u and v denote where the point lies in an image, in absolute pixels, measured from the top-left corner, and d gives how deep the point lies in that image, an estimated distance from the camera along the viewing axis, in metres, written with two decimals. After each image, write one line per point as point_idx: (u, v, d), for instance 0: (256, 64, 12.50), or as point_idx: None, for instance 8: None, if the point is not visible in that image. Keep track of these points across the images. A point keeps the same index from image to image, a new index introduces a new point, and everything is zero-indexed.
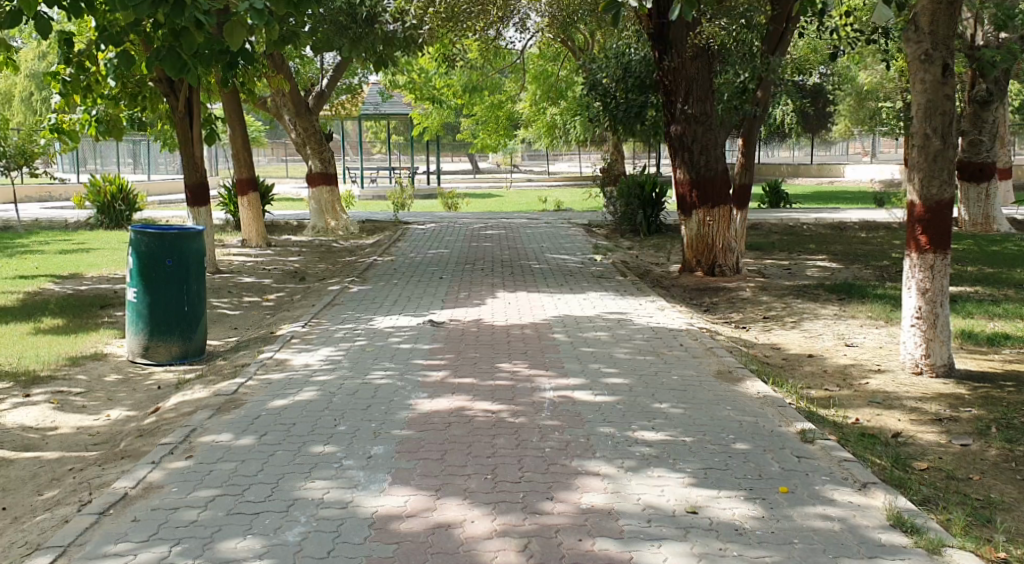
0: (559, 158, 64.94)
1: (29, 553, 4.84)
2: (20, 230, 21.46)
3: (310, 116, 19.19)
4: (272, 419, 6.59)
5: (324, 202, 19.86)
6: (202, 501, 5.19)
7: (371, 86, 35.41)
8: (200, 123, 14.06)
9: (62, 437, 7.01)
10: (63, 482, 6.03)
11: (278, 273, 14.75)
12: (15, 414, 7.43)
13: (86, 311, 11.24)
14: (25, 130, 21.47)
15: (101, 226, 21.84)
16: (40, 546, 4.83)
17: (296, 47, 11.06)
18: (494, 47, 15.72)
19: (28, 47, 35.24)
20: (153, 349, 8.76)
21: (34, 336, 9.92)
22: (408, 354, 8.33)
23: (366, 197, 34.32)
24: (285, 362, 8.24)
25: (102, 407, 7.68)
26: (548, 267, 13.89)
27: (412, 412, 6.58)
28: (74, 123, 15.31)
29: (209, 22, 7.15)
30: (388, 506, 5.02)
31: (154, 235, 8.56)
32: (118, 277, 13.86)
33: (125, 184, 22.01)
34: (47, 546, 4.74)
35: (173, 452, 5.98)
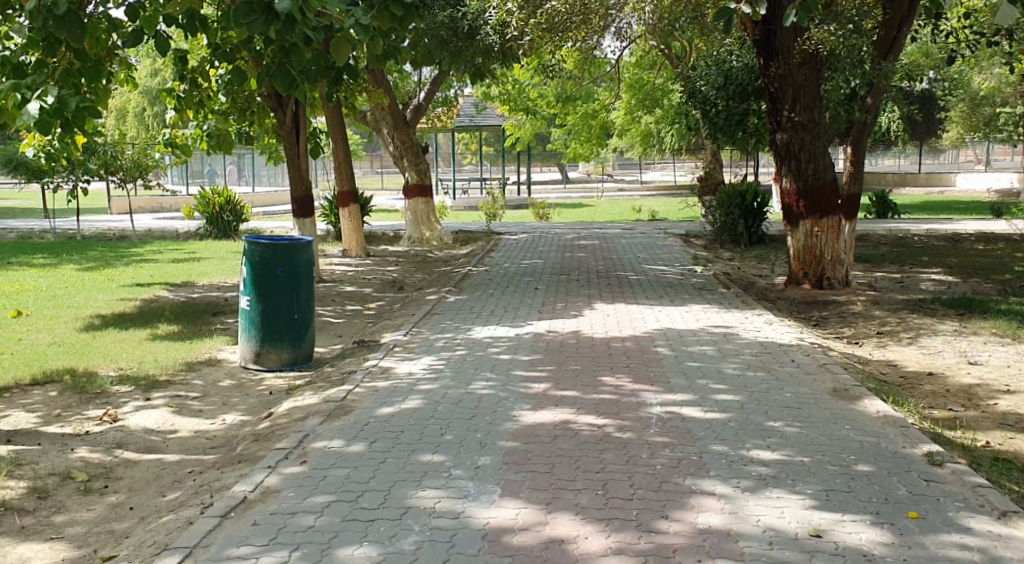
0: (651, 169, 64.56)
1: (156, 552, 5.01)
2: (134, 240, 22.24)
3: (407, 129, 19.36)
4: (381, 426, 6.67)
5: (419, 213, 20.11)
6: (318, 507, 5.29)
7: (467, 98, 35.79)
8: (306, 138, 14.38)
9: (181, 440, 7.26)
10: (183, 485, 6.24)
11: (377, 282, 14.99)
12: (138, 417, 7.70)
13: (199, 317, 11.60)
14: (141, 144, 22.24)
15: (209, 237, 22.50)
16: (167, 546, 5.00)
17: (396, 60, 11.26)
18: (589, 57, 15.85)
19: (141, 63, 36.83)
20: (265, 355, 8.99)
21: (152, 342, 10.25)
22: (509, 365, 8.33)
23: (457, 207, 34.68)
24: (389, 371, 8.33)
25: (218, 411, 7.91)
26: (649, 278, 13.74)
27: (517, 423, 6.58)
28: (188, 138, 15.81)
29: (318, 38, 7.27)
30: (499, 518, 5.02)
31: (267, 245, 8.74)
32: (227, 285, 14.28)
33: (233, 196, 22.66)
34: (174, 547, 4.91)
35: (288, 457, 6.12)
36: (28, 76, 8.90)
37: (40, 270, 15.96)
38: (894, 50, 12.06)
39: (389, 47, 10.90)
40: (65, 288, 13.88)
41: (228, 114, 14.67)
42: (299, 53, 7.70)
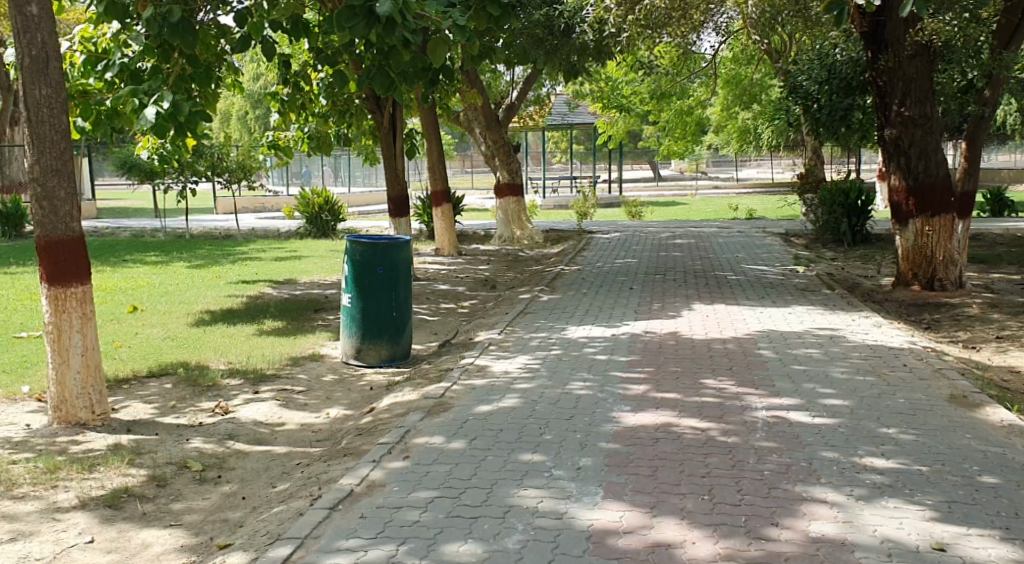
0: (746, 166, 63.45)
1: (268, 543, 5.15)
2: (238, 239, 22.87)
3: (501, 128, 19.57)
4: (481, 424, 6.72)
5: (509, 211, 20.15)
6: (423, 502, 5.36)
7: (561, 97, 35.75)
8: (403, 138, 14.60)
9: (288, 433, 7.46)
10: (291, 479, 6.41)
11: (471, 281, 15.09)
12: (247, 409, 7.93)
13: (302, 313, 11.87)
14: (245, 146, 22.85)
15: (309, 236, 22.98)
16: (278, 536, 5.15)
17: (491, 59, 11.33)
18: (685, 52, 15.71)
19: (244, 66, 37.84)
20: (364, 351, 9.12)
21: (259, 337, 10.53)
22: (608, 365, 8.30)
23: (548, 206, 34.69)
24: (486, 369, 8.38)
25: (323, 405, 8.09)
26: (748, 278, 13.52)
27: (618, 424, 6.55)
28: (290, 140, 16.20)
29: (416, 40, 7.36)
30: (604, 520, 5.01)
31: (368, 243, 8.90)
32: (328, 283, 14.59)
33: (331, 197, 23.11)
34: (285, 538, 5.05)
35: (391, 452, 6.21)
36: (146, 82, 9.29)
37: (151, 267, 16.55)
38: (1016, 38, 11.65)
39: (485, 46, 10.98)
40: (175, 285, 14.37)
41: (327, 116, 14.97)
42: (397, 56, 7.81)
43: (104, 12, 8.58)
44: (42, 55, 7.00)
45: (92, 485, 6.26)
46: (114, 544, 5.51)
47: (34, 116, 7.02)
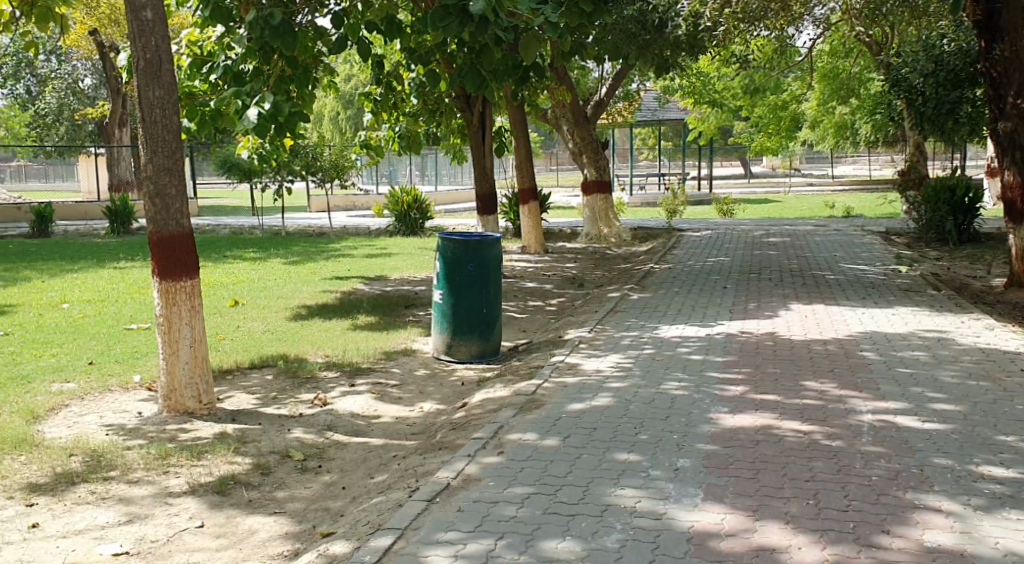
0: (841, 163, 61.97)
1: (369, 532, 5.23)
2: (330, 236, 23.27)
3: (587, 125, 19.54)
4: (574, 421, 6.70)
5: (597, 209, 20.04)
6: (519, 497, 5.37)
7: (652, 93, 35.44)
8: (492, 136, 14.73)
9: (384, 426, 7.56)
10: (389, 470, 6.51)
11: (559, 279, 15.06)
12: (344, 401, 8.07)
13: (393, 309, 12.01)
14: (338, 146, 23.21)
15: (398, 233, 23.25)
16: (379, 527, 5.22)
17: (581, 55, 11.29)
18: (781, 45, 15.43)
19: (338, 67, 38.46)
20: (455, 347, 9.19)
21: (352, 331, 10.70)
22: (703, 365, 8.19)
23: (637, 204, 34.43)
24: (578, 367, 8.34)
25: (416, 399, 8.18)
26: (846, 278, 13.19)
27: (716, 426, 6.46)
28: (381, 139, 16.42)
29: (508, 39, 7.37)
30: (705, 521, 4.94)
31: (458, 241, 8.94)
32: (418, 279, 14.74)
33: (420, 195, 23.31)
34: (385, 528, 5.12)
35: (486, 447, 6.24)
36: (247, 84, 9.54)
37: (250, 263, 16.96)
38: None
39: (575, 42, 10.95)
40: (273, 280, 14.71)
41: (418, 116, 15.12)
42: (489, 55, 7.84)
43: (208, 16, 8.82)
44: (155, 57, 7.23)
45: (201, 472, 6.48)
46: (223, 530, 5.71)
47: (147, 116, 7.27)
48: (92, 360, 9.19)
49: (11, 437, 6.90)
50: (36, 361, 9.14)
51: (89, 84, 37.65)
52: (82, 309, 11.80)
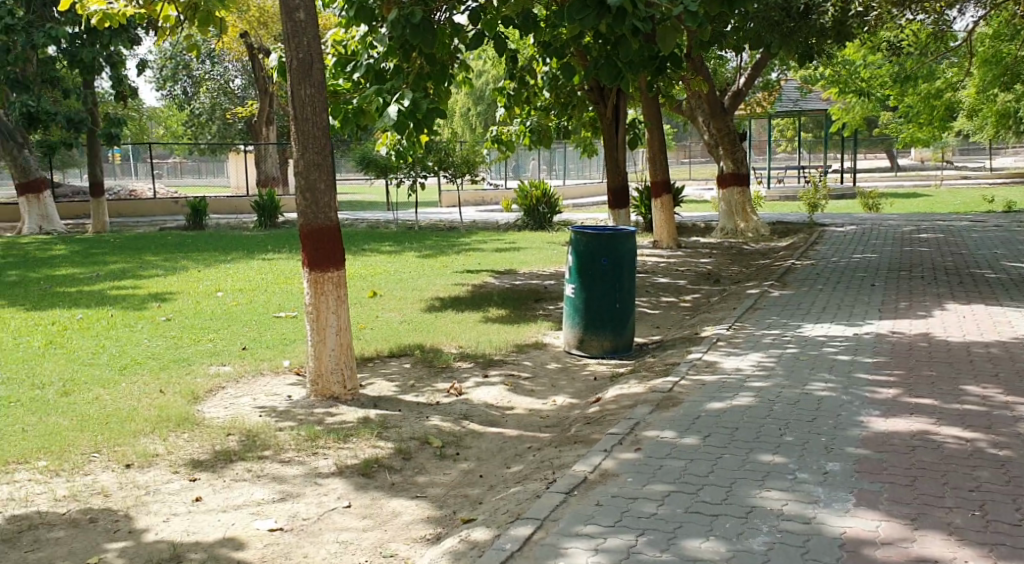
0: (997, 155, 58.84)
1: (510, 521, 5.30)
2: (460, 230, 23.58)
3: (724, 116, 18.97)
4: (714, 420, 6.61)
5: (734, 203, 19.67)
6: (659, 495, 5.35)
7: (793, 84, 34.48)
8: (626, 130, 14.65)
9: (518, 417, 7.64)
10: (525, 461, 6.59)
11: (693, 274, 14.86)
12: (479, 392, 8.19)
13: (523, 303, 12.09)
14: (470, 142, 23.43)
15: (526, 227, 23.36)
16: (518, 516, 5.29)
17: (721, 44, 11.04)
18: (939, 27, 14.72)
19: (473, 62, 38.87)
20: (587, 341, 9.18)
21: (483, 323, 10.82)
22: (851, 366, 7.95)
23: (775, 198, 33.60)
24: (717, 365, 8.21)
25: (549, 392, 8.23)
26: (1005, 277, 12.55)
27: (867, 430, 6.26)
28: (512, 133, 16.49)
29: (646, 28, 7.26)
30: (858, 528, 4.82)
31: (592, 234, 8.90)
32: (547, 273, 14.79)
33: (548, 189, 23.33)
34: (525, 518, 5.18)
35: (623, 443, 6.23)
36: (388, 82, 9.75)
37: (385, 256, 17.37)
38: None
39: (715, 32, 10.72)
40: (407, 273, 15.02)
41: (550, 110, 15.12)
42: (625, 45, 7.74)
43: (353, 15, 9.04)
44: (308, 57, 7.47)
45: (347, 454, 6.71)
46: (369, 511, 5.89)
47: (299, 114, 7.52)
48: (246, 346, 9.59)
49: (174, 415, 7.32)
50: (195, 345, 9.61)
51: (240, 84, 39.78)
52: (235, 297, 12.33)
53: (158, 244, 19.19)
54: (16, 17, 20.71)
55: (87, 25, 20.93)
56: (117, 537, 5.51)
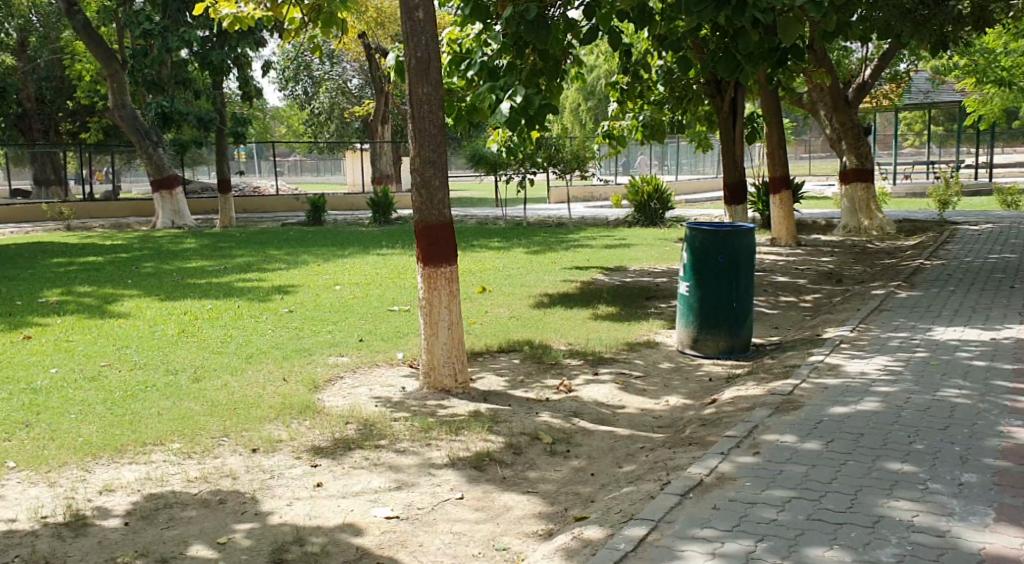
0: None
1: (625, 521, 5.27)
2: (570, 226, 23.55)
3: (848, 111, 18.61)
4: (837, 425, 6.42)
5: (857, 200, 19.10)
6: (780, 500, 5.24)
7: (921, 75, 33.19)
8: (743, 124, 14.36)
9: (630, 416, 7.58)
10: (638, 460, 6.54)
11: (813, 274, 14.49)
12: (590, 389, 8.16)
13: (635, 300, 11.99)
14: (581, 137, 23.30)
15: (637, 223, 23.17)
16: (633, 516, 5.25)
17: (847, 35, 10.68)
18: None
19: (586, 57, 38.67)
20: (702, 341, 9.05)
21: (594, 321, 10.78)
22: (985, 373, 7.62)
23: (898, 194, 32.46)
24: (839, 367, 7.98)
25: (662, 392, 8.14)
26: None
27: (1004, 441, 5.99)
28: (624, 128, 16.35)
29: (767, 20, 7.09)
30: (997, 545, 4.64)
31: (709, 232, 8.75)
32: (659, 271, 14.64)
33: (660, 184, 23.06)
34: (640, 518, 5.14)
35: (740, 446, 6.11)
36: (502, 78, 9.79)
37: (495, 252, 17.48)
38: None
39: (840, 23, 10.38)
40: (516, 268, 15.07)
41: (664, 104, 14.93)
42: (746, 37, 7.57)
43: (468, 13, 9.12)
44: (425, 56, 7.55)
45: (458, 446, 6.78)
46: (482, 504, 5.94)
47: (416, 112, 7.61)
48: (362, 338, 9.78)
49: (297, 404, 7.55)
50: (315, 336, 9.86)
51: (356, 84, 40.84)
52: (351, 291, 12.58)
53: (278, 239, 19.75)
54: (154, 22, 22.00)
55: (217, 28, 22.33)
56: (244, 518, 5.70)
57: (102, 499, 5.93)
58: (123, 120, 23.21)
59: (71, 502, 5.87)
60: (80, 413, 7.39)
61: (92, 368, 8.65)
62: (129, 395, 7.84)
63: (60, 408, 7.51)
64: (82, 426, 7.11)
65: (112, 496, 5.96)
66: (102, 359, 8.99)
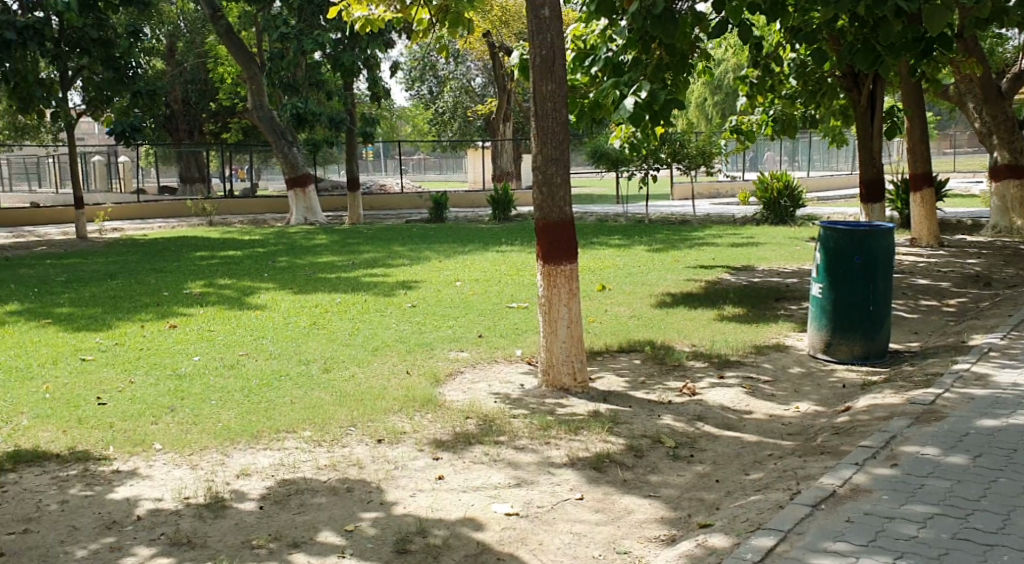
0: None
1: (751, 530, 5.06)
2: (696, 224, 23.10)
3: (1002, 102, 17.48)
4: (985, 439, 6.03)
5: (1008, 198, 18.12)
6: (921, 517, 4.95)
7: None
8: (881, 119, 13.75)
9: (757, 421, 7.31)
10: (766, 468, 6.28)
11: (957, 276, 13.76)
12: (715, 393, 7.91)
13: (763, 302, 11.62)
14: (708, 132, 22.71)
15: (766, 221, 22.56)
16: (760, 525, 5.04)
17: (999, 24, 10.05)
18: None
19: (716, 51, 37.89)
20: (835, 345, 8.68)
21: (720, 322, 10.48)
22: None
23: None
24: (985, 378, 7.51)
25: (792, 398, 7.83)
26: None
27: None
28: (753, 123, 15.88)
29: (909, 8, 6.71)
30: None
31: (845, 231, 8.38)
32: (788, 271, 14.16)
33: (791, 180, 22.38)
34: (767, 528, 4.92)
35: (877, 456, 5.79)
36: (627, 74, 9.60)
37: (616, 250, 17.27)
38: None
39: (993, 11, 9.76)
40: (639, 267, 14.83)
41: (796, 99, 14.42)
42: (888, 28, 7.18)
43: (594, 9, 8.97)
44: (550, 53, 7.44)
45: (578, 446, 6.66)
46: (602, 505, 5.79)
47: (539, 109, 7.51)
48: (482, 334, 9.75)
49: (419, 397, 7.56)
50: (437, 331, 9.89)
51: (480, 83, 41.28)
52: (471, 287, 12.60)
53: (404, 236, 19.99)
54: (291, 26, 22.59)
55: (349, 30, 22.76)
56: (369, 507, 5.72)
57: (239, 483, 6.06)
58: (259, 121, 23.91)
59: (211, 484, 6.03)
60: (221, 400, 7.60)
61: (232, 357, 8.89)
62: (264, 384, 8.02)
63: (202, 394, 7.74)
64: (222, 412, 7.31)
65: (248, 480, 6.08)
66: (240, 349, 9.24)
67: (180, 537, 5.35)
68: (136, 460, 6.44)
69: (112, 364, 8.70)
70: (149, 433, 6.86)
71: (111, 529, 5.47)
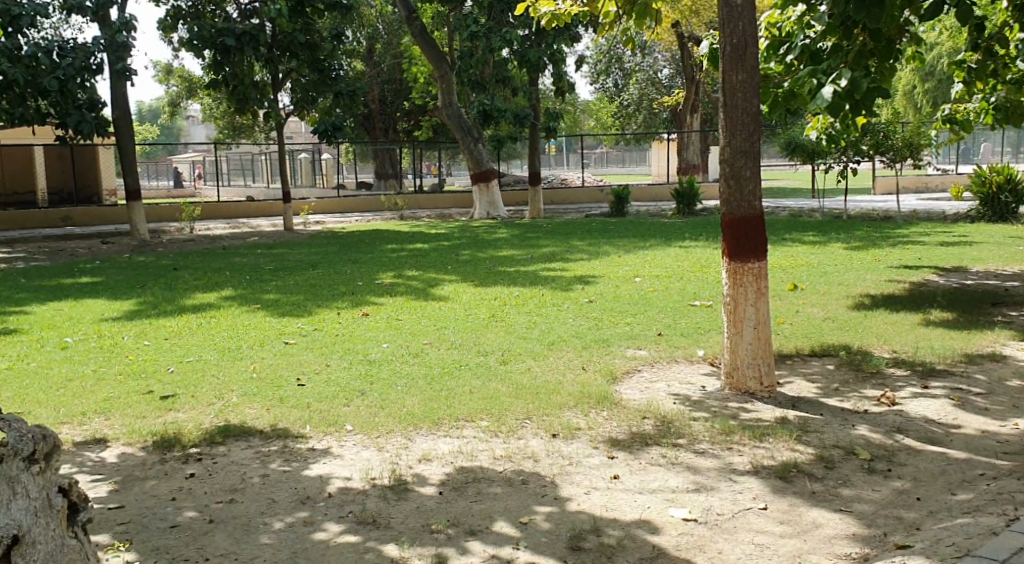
0: None
1: (958, 555, 4.66)
2: (901, 221, 21.74)
3: None
4: None
5: None
6: None
7: None
8: None
9: (966, 437, 6.63)
10: (977, 490, 5.67)
11: None
12: (917, 404, 7.26)
13: (977, 306, 10.69)
14: (914, 122, 21.22)
15: (982, 219, 21.03)
16: (969, 552, 4.64)
17: None
18: None
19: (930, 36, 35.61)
20: None
21: (927, 327, 9.69)
22: None
23: None
24: None
25: (1008, 413, 7.08)
26: None
27: None
28: (968, 113, 14.65)
29: None
30: None
31: None
32: (1005, 274, 13.01)
33: (1014, 174, 20.61)
34: (978, 556, 4.55)
35: None
36: (826, 62, 8.97)
37: (810, 247, 16.42)
38: None
39: None
40: (834, 266, 14.02)
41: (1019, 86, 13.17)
42: None
43: None
44: (741, 41, 7.01)
45: (763, 454, 6.22)
46: (787, 517, 5.36)
47: (728, 100, 7.10)
48: (661, 332, 9.39)
49: (594, 394, 7.31)
50: (614, 328, 9.60)
51: (668, 74, 40.60)
52: (652, 284, 12.22)
53: (591, 230, 19.78)
54: (481, 24, 22.83)
55: (537, 26, 22.77)
56: (544, 501, 5.51)
57: (421, 467, 5.99)
58: (449, 119, 24.26)
59: (395, 466, 5.99)
60: (406, 386, 7.60)
61: (416, 346, 8.91)
62: (446, 372, 7.98)
63: (390, 380, 7.77)
64: (407, 397, 7.30)
65: (430, 465, 6.00)
66: (424, 337, 9.27)
67: (366, 516, 5.31)
68: (331, 439, 6.49)
69: (309, 347, 8.89)
70: (341, 415, 6.91)
71: (304, 504, 5.51)
